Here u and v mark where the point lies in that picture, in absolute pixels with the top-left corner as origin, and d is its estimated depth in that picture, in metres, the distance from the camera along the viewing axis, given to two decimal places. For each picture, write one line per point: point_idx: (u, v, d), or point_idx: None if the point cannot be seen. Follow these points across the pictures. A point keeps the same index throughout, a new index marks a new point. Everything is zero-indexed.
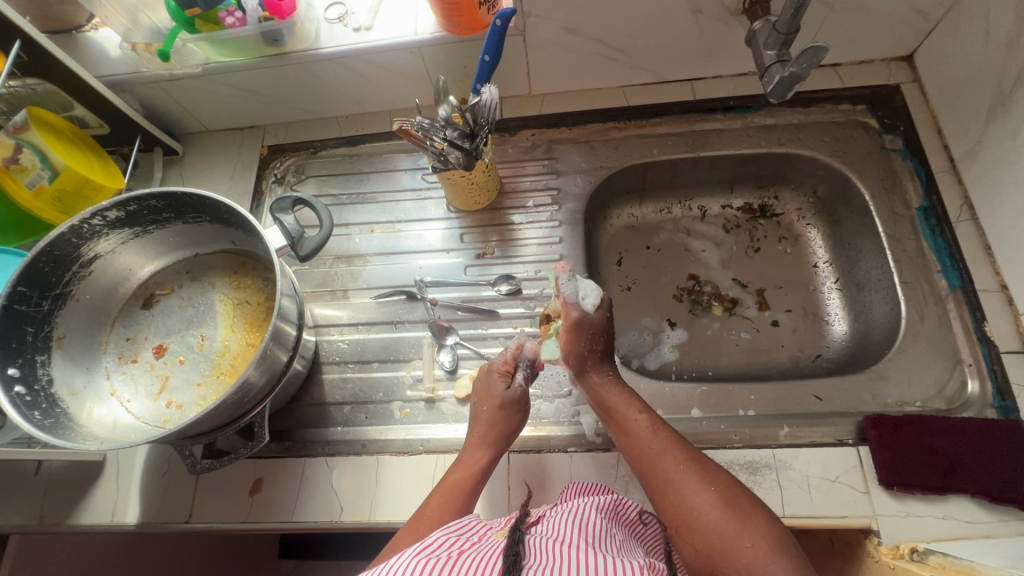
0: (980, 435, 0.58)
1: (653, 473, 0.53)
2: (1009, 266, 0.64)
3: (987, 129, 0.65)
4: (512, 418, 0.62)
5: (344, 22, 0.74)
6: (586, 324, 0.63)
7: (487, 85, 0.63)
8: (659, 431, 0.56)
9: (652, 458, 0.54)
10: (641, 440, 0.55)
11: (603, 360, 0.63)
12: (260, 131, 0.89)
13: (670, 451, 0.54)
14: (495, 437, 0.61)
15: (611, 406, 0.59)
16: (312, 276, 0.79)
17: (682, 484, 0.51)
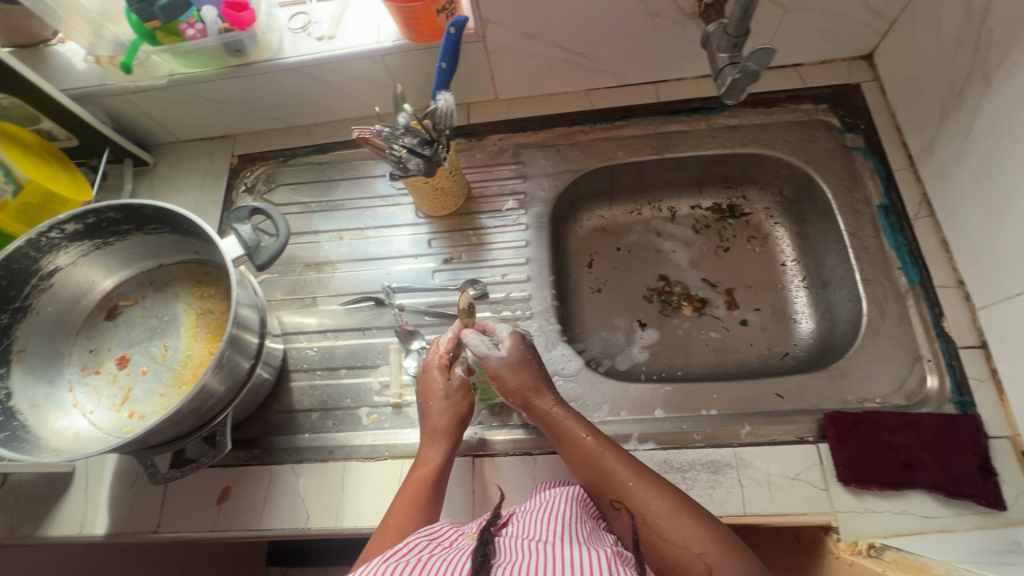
0: (937, 431, 0.59)
1: (612, 491, 0.53)
2: (966, 262, 0.64)
3: (942, 127, 0.66)
4: (464, 408, 0.64)
5: (308, 32, 0.75)
6: (507, 358, 0.65)
7: (443, 93, 0.64)
8: (612, 449, 0.56)
9: (609, 475, 0.54)
10: (596, 460, 0.55)
11: (540, 385, 0.63)
12: (231, 140, 0.89)
13: (626, 467, 0.54)
14: (450, 430, 0.62)
15: (561, 426, 0.59)
16: (281, 283, 0.79)
17: (641, 499, 0.51)
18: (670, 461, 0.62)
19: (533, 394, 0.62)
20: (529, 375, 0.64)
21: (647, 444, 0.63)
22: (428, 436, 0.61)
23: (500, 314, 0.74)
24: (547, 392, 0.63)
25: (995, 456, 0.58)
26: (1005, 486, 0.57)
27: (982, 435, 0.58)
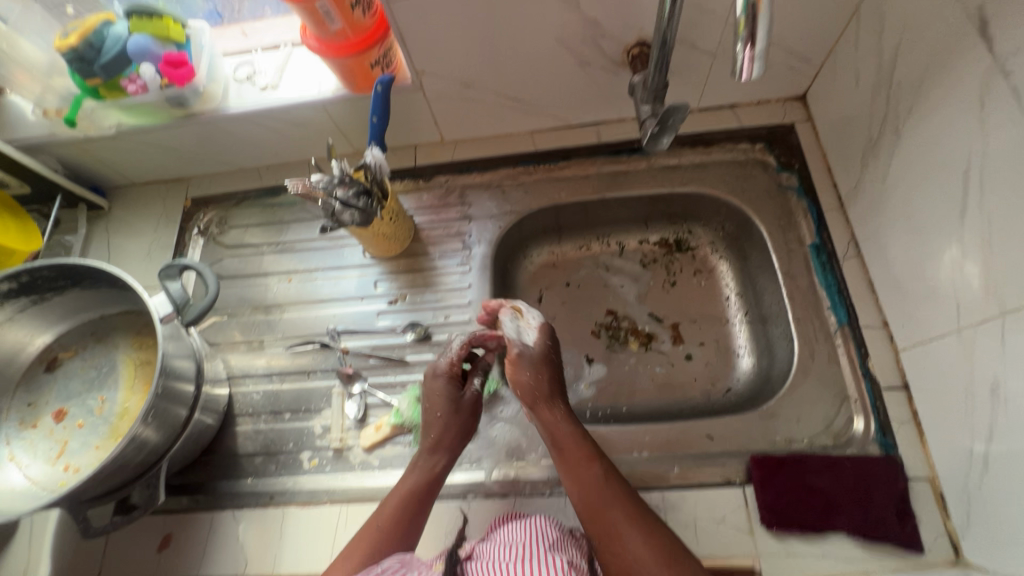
0: (856, 473, 0.60)
1: (596, 523, 0.54)
2: (888, 303, 0.66)
3: (864, 170, 0.68)
4: (467, 416, 0.65)
5: (253, 81, 0.77)
6: (529, 360, 0.65)
7: (373, 149, 0.67)
8: (609, 479, 0.56)
9: (599, 508, 0.54)
10: (590, 488, 0.56)
11: (553, 396, 0.64)
12: (185, 183, 0.91)
13: (617, 502, 0.54)
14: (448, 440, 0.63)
15: (564, 447, 0.60)
16: (228, 327, 0.81)
17: (622, 539, 0.52)
18: None
19: (542, 404, 0.63)
20: (544, 379, 0.65)
21: None
22: (426, 445, 0.63)
23: None
24: (558, 407, 0.63)
25: (916, 498, 0.59)
26: (923, 529, 0.58)
27: (901, 477, 0.60)
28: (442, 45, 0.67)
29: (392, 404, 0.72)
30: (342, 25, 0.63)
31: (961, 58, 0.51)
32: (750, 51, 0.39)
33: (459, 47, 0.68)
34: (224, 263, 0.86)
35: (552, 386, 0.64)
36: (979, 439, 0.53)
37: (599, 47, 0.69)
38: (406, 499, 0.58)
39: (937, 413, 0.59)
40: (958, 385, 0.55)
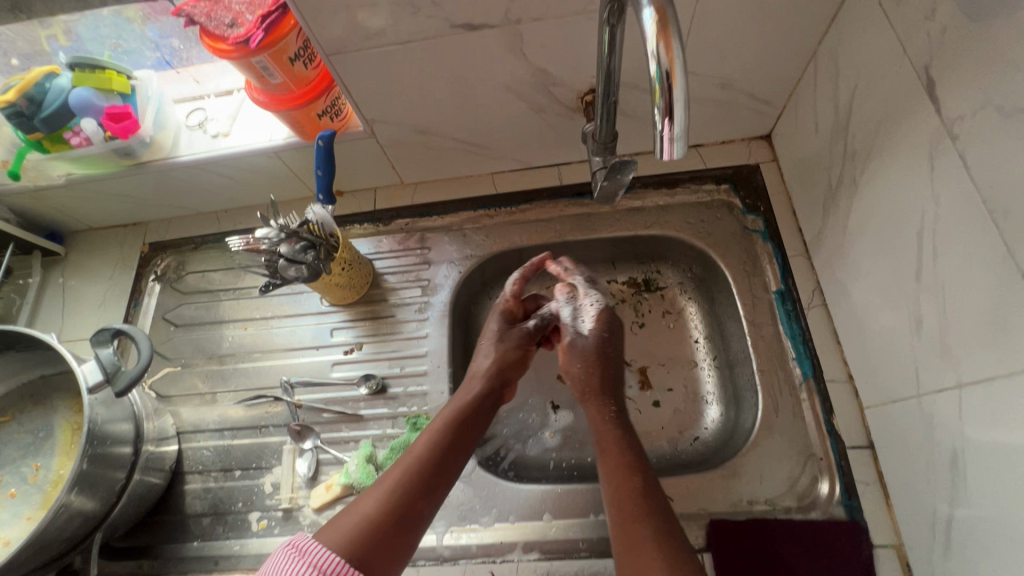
0: (816, 540, 0.59)
1: (620, 533, 0.53)
2: (853, 357, 0.64)
3: (826, 218, 0.66)
4: (509, 353, 0.67)
5: (204, 129, 0.76)
6: (579, 350, 0.67)
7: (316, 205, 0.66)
8: (648, 495, 0.55)
9: (628, 518, 0.53)
10: (626, 498, 0.55)
11: (604, 392, 0.64)
12: (143, 228, 0.90)
13: (651, 516, 0.53)
14: (491, 370, 0.66)
15: (609, 450, 0.60)
16: (182, 379, 0.79)
17: (643, 555, 0.50)
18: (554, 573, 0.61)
19: (591, 400, 0.64)
20: (599, 371, 0.65)
21: (531, 554, 0.62)
22: (478, 392, 0.63)
23: (395, 411, 0.73)
24: (608, 407, 0.63)
25: (881, 567, 0.56)
26: None
27: (864, 544, 0.57)
28: (391, 96, 0.66)
29: (344, 462, 0.70)
30: (282, 79, 0.62)
31: (909, 117, 0.49)
32: (668, 131, 0.36)
33: (408, 97, 0.67)
34: (180, 310, 0.84)
35: (609, 386, 0.64)
36: (940, 510, 0.51)
37: (552, 95, 0.67)
38: (448, 437, 0.59)
39: (901, 478, 0.57)
40: (920, 451, 0.53)
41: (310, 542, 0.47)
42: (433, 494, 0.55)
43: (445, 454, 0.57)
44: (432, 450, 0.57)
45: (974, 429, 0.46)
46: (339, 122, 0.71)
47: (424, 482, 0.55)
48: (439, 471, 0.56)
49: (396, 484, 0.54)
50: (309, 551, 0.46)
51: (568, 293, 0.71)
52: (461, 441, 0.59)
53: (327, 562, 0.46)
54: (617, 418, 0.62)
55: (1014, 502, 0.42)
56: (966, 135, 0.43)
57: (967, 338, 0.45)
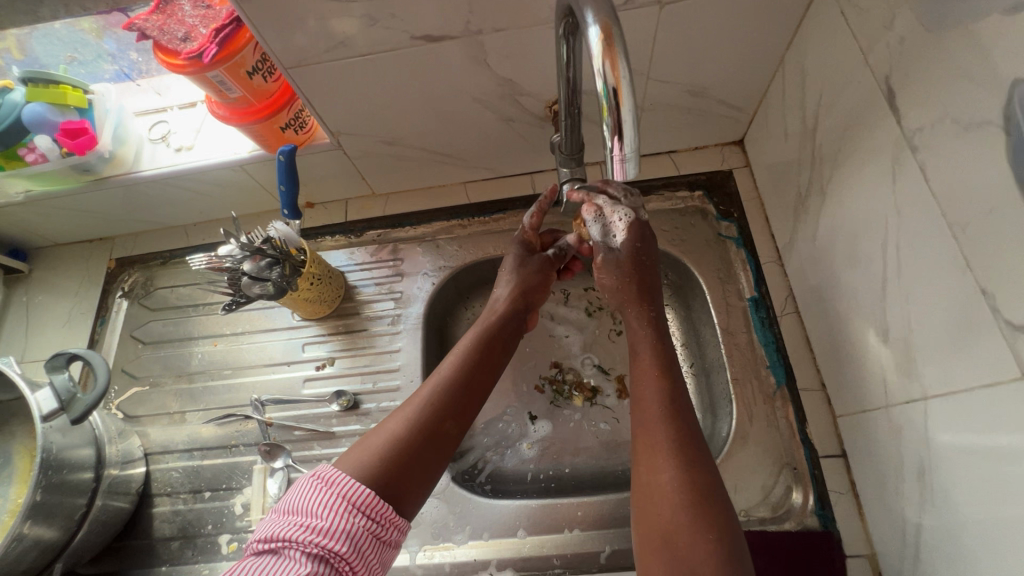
0: (791, 552, 0.59)
1: (637, 439, 0.51)
2: (825, 366, 0.64)
3: (797, 224, 0.66)
4: (533, 277, 0.69)
5: (167, 141, 0.74)
6: (614, 265, 0.63)
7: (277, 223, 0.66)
8: (672, 400, 0.52)
9: (647, 423, 0.51)
10: (646, 405, 0.52)
11: (644, 299, 0.61)
12: (109, 243, 0.88)
13: (675, 418, 0.50)
14: (514, 293, 0.67)
15: (638, 357, 0.57)
16: (151, 398, 0.78)
17: (660, 457, 0.48)
18: None
19: (630, 306, 0.61)
20: (628, 284, 0.62)
21: (505, 573, 0.62)
22: (504, 318, 0.65)
23: (368, 426, 0.71)
24: (644, 312, 0.60)
25: None
26: None
27: (837, 555, 0.57)
28: (354, 108, 0.65)
29: None
30: (241, 93, 0.61)
31: (872, 126, 0.49)
32: (619, 150, 0.37)
33: (372, 109, 0.65)
34: (148, 327, 0.82)
35: (638, 292, 0.61)
36: (909, 522, 0.51)
37: (519, 105, 0.66)
38: (476, 356, 0.59)
39: (872, 488, 0.56)
40: (889, 462, 0.53)
41: (338, 474, 0.46)
42: (463, 414, 0.55)
43: (471, 374, 0.57)
44: (460, 370, 0.57)
45: (938, 442, 0.45)
46: (304, 134, 0.70)
47: (452, 401, 0.54)
48: (468, 390, 0.56)
49: (421, 404, 0.54)
50: (337, 482, 0.46)
51: (594, 210, 0.62)
52: (490, 360, 0.60)
53: (356, 493, 0.45)
54: (648, 322, 0.60)
55: (978, 516, 0.42)
56: (925, 146, 0.43)
57: (930, 350, 0.45)
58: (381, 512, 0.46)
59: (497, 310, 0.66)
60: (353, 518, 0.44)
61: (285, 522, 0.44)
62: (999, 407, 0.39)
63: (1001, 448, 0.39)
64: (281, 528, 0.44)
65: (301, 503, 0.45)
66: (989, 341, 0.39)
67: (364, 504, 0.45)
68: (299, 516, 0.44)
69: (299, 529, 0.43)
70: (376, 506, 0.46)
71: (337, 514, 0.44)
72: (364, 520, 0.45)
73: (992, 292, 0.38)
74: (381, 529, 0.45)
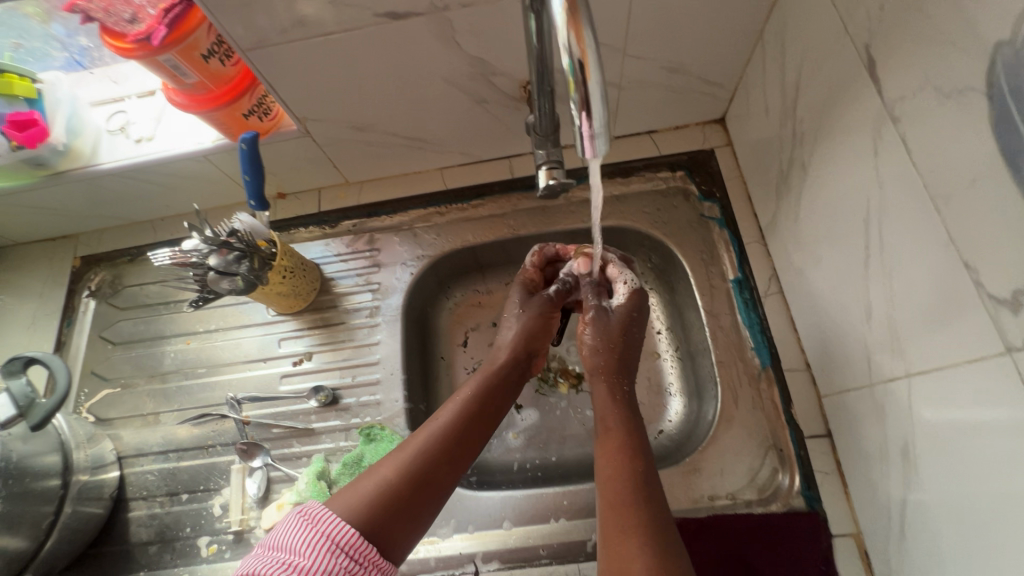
0: (778, 534, 0.58)
1: (607, 524, 0.51)
2: (809, 346, 0.63)
3: (779, 203, 0.65)
4: (534, 321, 0.68)
5: (126, 133, 0.71)
6: (603, 323, 0.67)
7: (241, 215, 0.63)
8: (647, 479, 0.54)
9: (616, 505, 0.52)
10: (621, 482, 0.54)
11: (622, 372, 0.64)
12: (73, 241, 0.84)
13: (649, 503, 0.52)
14: (517, 340, 0.67)
15: (610, 433, 0.59)
16: (123, 401, 0.75)
17: (630, 544, 0.48)
18: None
19: (602, 376, 0.64)
20: (616, 346, 0.65)
21: (491, 564, 0.61)
22: (505, 362, 0.65)
23: (349, 422, 0.70)
24: (619, 385, 0.63)
25: (840, 556, 0.56)
26: None
27: (823, 534, 0.57)
28: (319, 92, 0.62)
29: (296, 479, 0.67)
30: (198, 78, 0.58)
31: (853, 99, 0.47)
32: (588, 127, 0.35)
33: (339, 93, 0.62)
34: (117, 327, 0.79)
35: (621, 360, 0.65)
36: (894, 500, 0.50)
37: (492, 85, 0.64)
38: (478, 405, 0.60)
39: (856, 466, 0.56)
40: (874, 440, 0.52)
41: (324, 512, 0.47)
42: (456, 462, 0.55)
43: (468, 422, 0.58)
44: (457, 418, 0.57)
45: (922, 420, 0.45)
46: (270, 122, 0.67)
47: (446, 449, 0.55)
48: (464, 440, 0.57)
49: (414, 450, 0.54)
50: (322, 520, 0.47)
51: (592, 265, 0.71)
52: (489, 411, 0.60)
53: (340, 532, 0.46)
54: (623, 396, 0.62)
55: (962, 493, 0.41)
56: (907, 117, 0.41)
57: (913, 328, 0.44)
58: (363, 553, 0.46)
59: (500, 355, 0.66)
60: (336, 558, 0.45)
61: (268, 558, 0.45)
62: (982, 383, 0.38)
63: (984, 425, 0.39)
64: (262, 564, 0.44)
65: (286, 540, 0.46)
66: (972, 317, 0.38)
67: (349, 544, 0.46)
68: (282, 553, 0.45)
69: (279, 566, 0.43)
70: (359, 547, 0.46)
71: (319, 553, 0.44)
72: (347, 561, 0.45)
73: (975, 266, 0.37)
74: (362, 570, 0.46)
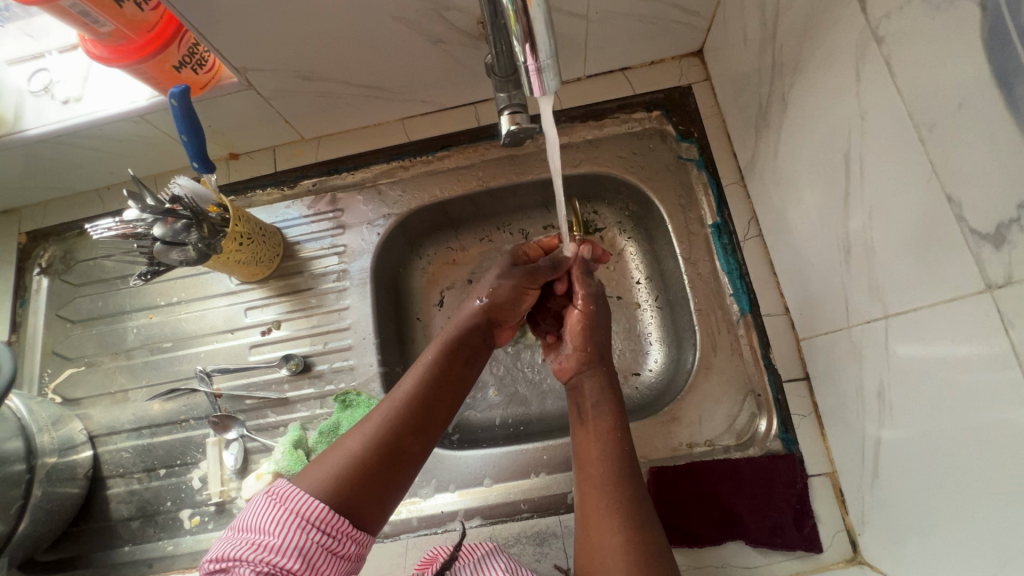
0: (755, 477, 0.58)
1: (583, 502, 0.54)
2: (788, 290, 0.62)
3: (759, 141, 0.61)
4: (502, 292, 0.64)
5: (51, 94, 0.65)
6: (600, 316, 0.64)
7: (180, 179, 0.59)
8: (624, 461, 0.54)
9: (593, 486, 0.53)
10: (596, 465, 0.54)
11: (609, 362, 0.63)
12: (16, 216, 0.79)
13: (626, 480, 0.53)
14: (482, 308, 0.64)
15: (596, 419, 0.58)
16: (89, 379, 0.73)
17: (607, 522, 0.51)
18: (496, 537, 0.60)
19: (596, 367, 0.62)
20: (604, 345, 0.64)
21: (473, 521, 0.61)
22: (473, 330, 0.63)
23: (323, 389, 0.69)
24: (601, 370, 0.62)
25: (815, 495, 0.57)
26: (822, 527, 0.56)
27: (800, 475, 0.57)
28: (255, 40, 0.56)
29: (273, 448, 0.66)
30: (114, 27, 0.54)
31: (835, 19, 0.43)
32: (534, 61, 0.34)
33: (278, 39, 0.56)
34: (73, 304, 0.76)
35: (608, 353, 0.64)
36: (868, 439, 0.50)
37: (446, 22, 0.58)
38: (442, 373, 0.57)
39: (833, 407, 0.56)
40: (850, 382, 0.52)
41: (290, 489, 0.46)
42: (424, 431, 0.54)
43: (434, 392, 0.56)
44: (422, 389, 0.55)
45: (898, 360, 0.44)
46: (207, 75, 0.61)
47: (412, 419, 0.53)
48: (430, 411, 0.55)
49: (381, 422, 0.52)
50: (289, 497, 0.45)
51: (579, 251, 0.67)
52: (454, 379, 0.58)
53: (309, 508, 0.45)
54: (609, 383, 0.61)
55: (934, 431, 0.41)
56: (892, 37, 0.37)
57: (892, 269, 0.42)
58: (337, 526, 0.45)
59: (457, 322, 0.63)
60: (307, 534, 0.44)
61: (237, 540, 0.44)
62: (959, 323, 0.37)
63: (959, 364, 0.37)
64: (232, 547, 0.43)
65: (254, 521, 0.45)
66: (953, 254, 0.36)
67: (319, 519, 0.45)
68: (250, 533, 0.44)
69: (249, 547, 0.43)
70: (331, 521, 0.45)
71: (288, 530, 0.44)
72: (319, 536, 0.44)
73: (958, 200, 0.34)
74: (336, 543, 0.45)
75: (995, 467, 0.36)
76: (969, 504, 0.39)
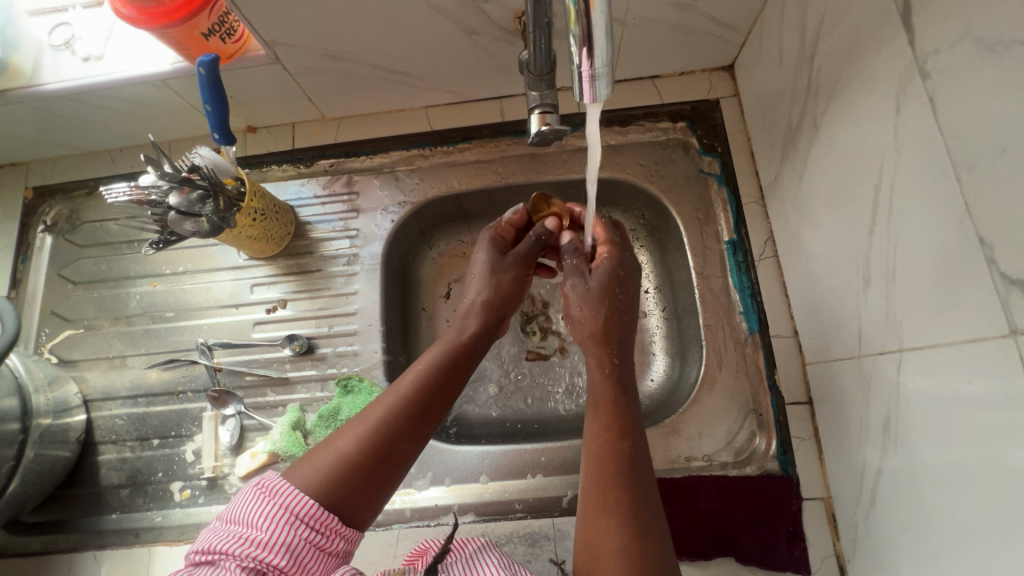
0: (751, 496, 0.59)
1: (587, 497, 0.50)
2: (799, 312, 0.62)
3: (784, 161, 0.61)
4: (505, 284, 0.65)
5: (72, 49, 0.63)
6: (581, 292, 0.62)
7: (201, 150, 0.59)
8: (635, 463, 0.50)
9: (597, 482, 0.50)
10: (615, 464, 0.50)
11: (609, 338, 0.58)
12: (24, 169, 0.78)
13: (640, 486, 0.49)
14: (485, 308, 0.63)
15: (598, 409, 0.54)
16: (87, 342, 0.72)
17: (608, 522, 0.47)
18: (488, 534, 0.60)
19: (592, 345, 0.58)
20: (603, 313, 0.59)
21: (466, 516, 0.61)
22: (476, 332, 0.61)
23: (325, 372, 0.68)
24: (607, 356, 0.57)
25: (808, 518, 0.57)
26: (812, 550, 0.56)
27: (794, 497, 0.58)
28: (288, 15, 0.55)
29: (270, 428, 0.66)
30: None
31: (879, 49, 0.43)
32: (589, 67, 0.34)
33: (312, 16, 0.56)
34: (77, 265, 0.74)
35: (615, 335, 0.58)
36: (867, 468, 0.51)
37: (483, 15, 0.58)
38: (442, 376, 0.56)
39: (833, 432, 0.56)
40: (854, 411, 0.52)
41: (281, 484, 0.46)
42: (419, 434, 0.53)
43: (431, 396, 0.54)
44: (419, 391, 0.54)
45: (907, 394, 0.44)
46: (235, 45, 0.60)
47: (409, 422, 0.52)
48: (426, 413, 0.53)
49: (376, 424, 0.51)
50: (279, 493, 0.45)
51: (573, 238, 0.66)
52: (451, 384, 0.56)
53: (299, 504, 0.45)
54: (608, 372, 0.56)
55: (935, 467, 0.42)
56: (938, 73, 0.37)
57: (911, 304, 0.43)
58: (326, 523, 0.45)
59: (465, 322, 0.62)
60: (295, 530, 0.44)
61: (225, 532, 0.44)
62: (975, 364, 0.37)
63: (970, 406, 0.38)
64: (219, 539, 0.43)
65: (243, 514, 0.45)
66: (979, 295, 0.36)
67: (309, 516, 0.45)
68: (238, 527, 0.44)
69: (236, 542, 0.43)
70: (321, 518, 0.45)
71: (277, 526, 0.44)
72: (308, 533, 0.44)
73: (991, 242, 0.35)
74: (325, 540, 0.45)
75: (995, 509, 0.36)
76: (964, 542, 0.39)
